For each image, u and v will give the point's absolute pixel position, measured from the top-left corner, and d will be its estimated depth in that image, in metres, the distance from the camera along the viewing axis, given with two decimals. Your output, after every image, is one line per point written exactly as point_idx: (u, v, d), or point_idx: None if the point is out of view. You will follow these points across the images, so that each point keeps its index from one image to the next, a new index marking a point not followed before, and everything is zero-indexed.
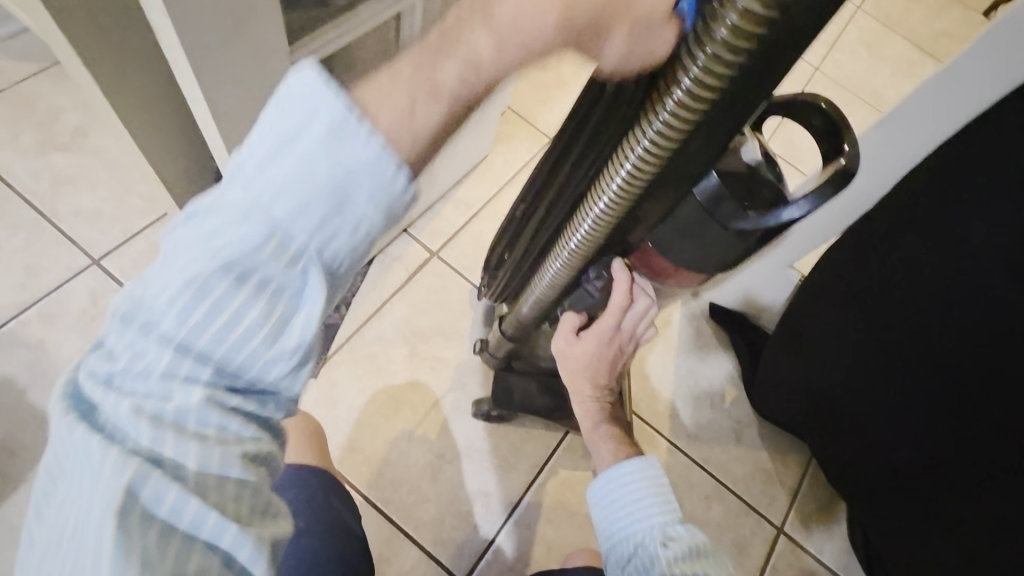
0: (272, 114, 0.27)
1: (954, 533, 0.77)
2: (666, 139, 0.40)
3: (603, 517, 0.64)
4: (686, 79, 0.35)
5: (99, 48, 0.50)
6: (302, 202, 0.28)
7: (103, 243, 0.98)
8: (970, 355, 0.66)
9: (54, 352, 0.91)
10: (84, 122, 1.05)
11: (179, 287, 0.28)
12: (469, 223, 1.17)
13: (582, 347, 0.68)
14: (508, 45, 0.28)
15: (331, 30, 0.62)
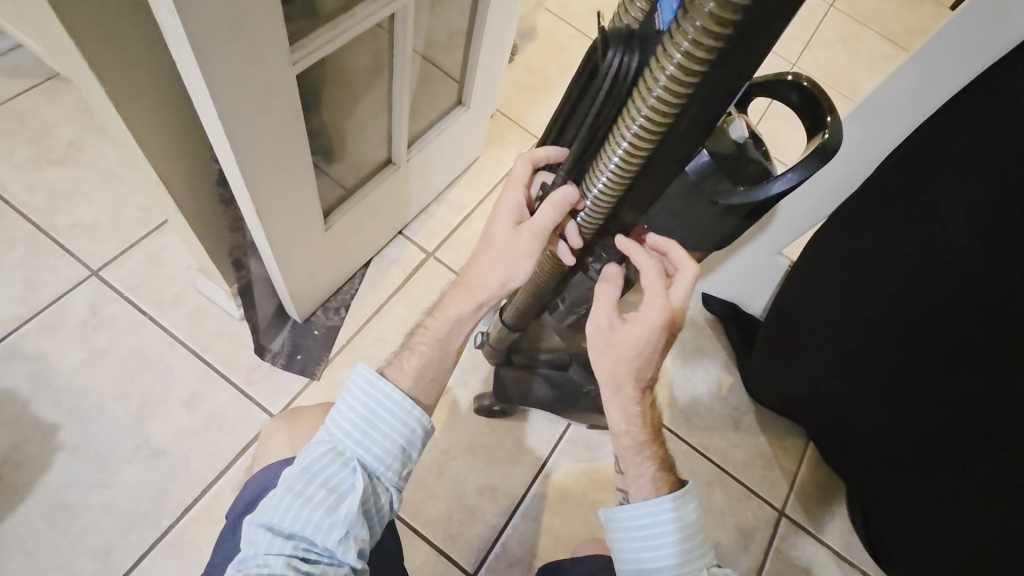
0: (343, 394, 0.55)
1: (955, 508, 0.78)
2: (660, 113, 0.45)
3: (629, 548, 0.58)
4: (679, 53, 0.40)
5: (103, 52, 0.51)
6: (355, 431, 0.54)
7: (101, 253, 0.98)
8: (945, 324, 0.70)
9: (56, 363, 0.91)
10: (78, 135, 1.06)
11: (285, 493, 0.51)
12: (463, 223, 1.18)
13: (630, 330, 0.55)
14: (445, 320, 0.59)
15: (330, 31, 0.62)
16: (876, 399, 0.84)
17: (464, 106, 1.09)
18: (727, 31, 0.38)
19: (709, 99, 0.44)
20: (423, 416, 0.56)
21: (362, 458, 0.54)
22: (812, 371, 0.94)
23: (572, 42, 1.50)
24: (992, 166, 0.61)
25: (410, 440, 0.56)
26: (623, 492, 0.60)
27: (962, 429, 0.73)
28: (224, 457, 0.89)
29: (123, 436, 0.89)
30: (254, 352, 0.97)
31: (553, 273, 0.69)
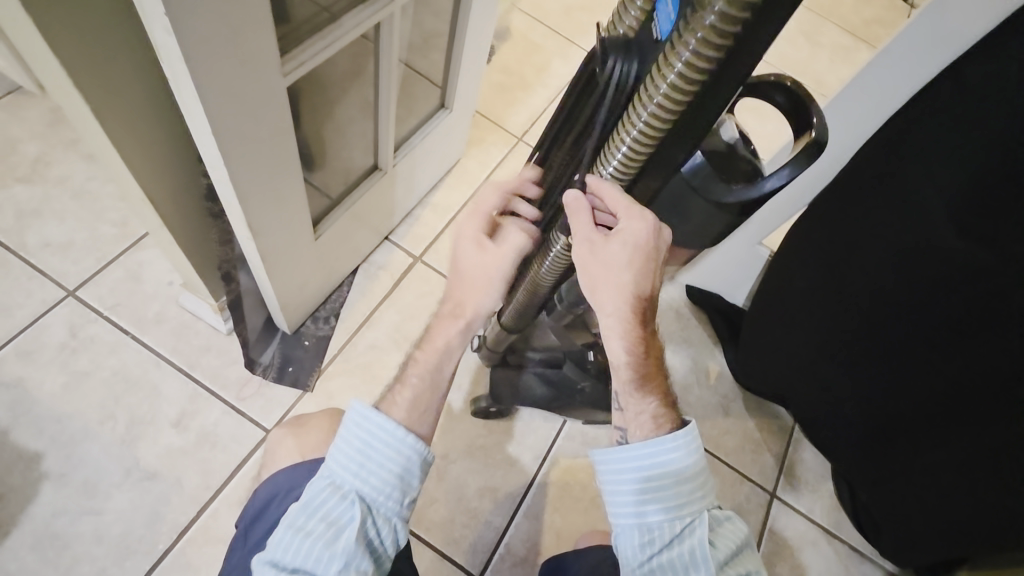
0: (340, 428, 0.55)
1: (940, 477, 0.82)
2: (659, 121, 0.46)
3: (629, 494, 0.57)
4: (681, 62, 0.41)
5: (93, 74, 0.51)
6: (353, 463, 0.54)
7: (77, 273, 0.95)
8: (923, 305, 0.73)
9: (36, 389, 0.87)
10: (45, 151, 1.02)
11: (283, 531, 0.51)
12: (448, 226, 1.18)
13: (623, 251, 0.53)
14: (434, 350, 0.60)
15: (319, 40, 0.63)
16: (856, 380, 0.87)
17: (446, 109, 1.09)
18: (729, 41, 0.39)
19: (708, 106, 0.45)
20: (418, 443, 0.56)
21: (360, 490, 0.54)
22: (795, 355, 0.97)
23: (546, 41, 1.51)
24: (959, 154, 0.64)
25: (408, 468, 0.55)
26: (621, 432, 0.60)
27: (942, 405, 0.77)
28: (219, 476, 0.87)
29: (112, 460, 0.86)
30: (244, 366, 0.95)
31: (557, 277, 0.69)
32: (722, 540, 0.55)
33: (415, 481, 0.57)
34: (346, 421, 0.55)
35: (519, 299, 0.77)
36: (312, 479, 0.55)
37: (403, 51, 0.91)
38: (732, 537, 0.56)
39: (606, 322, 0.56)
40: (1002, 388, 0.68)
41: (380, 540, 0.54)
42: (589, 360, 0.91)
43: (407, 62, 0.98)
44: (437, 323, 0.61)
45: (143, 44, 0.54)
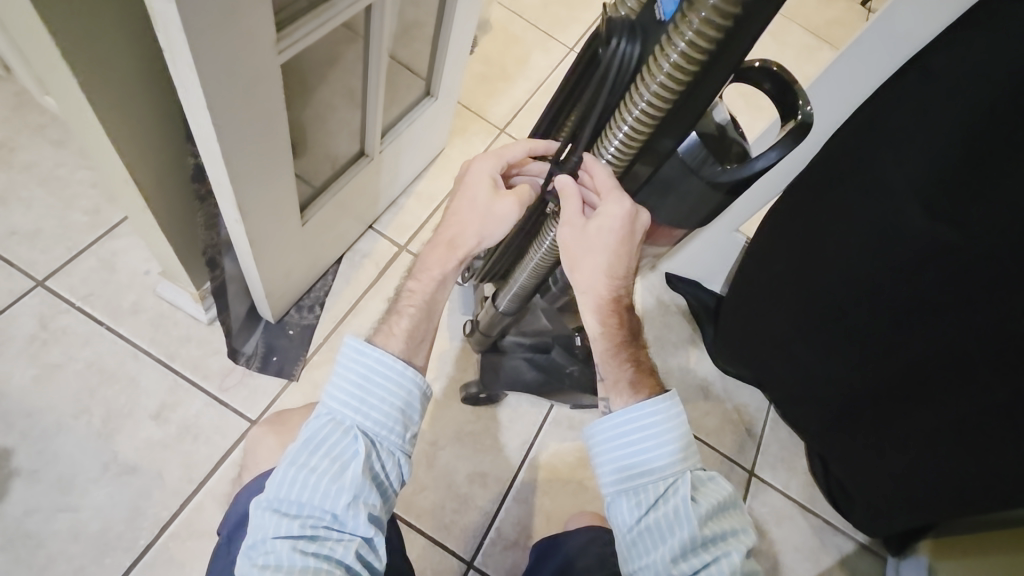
0: (336, 366, 0.57)
1: (906, 449, 0.86)
2: (660, 101, 0.48)
3: (618, 456, 0.58)
4: (683, 42, 0.44)
5: (83, 48, 0.50)
6: (353, 399, 0.56)
7: (46, 262, 0.92)
8: (888, 285, 0.77)
9: (4, 383, 0.83)
10: (11, 137, 0.99)
11: (286, 471, 0.52)
12: (432, 215, 1.19)
13: (599, 234, 0.56)
14: (426, 278, 0.62)
15: (311, 20, 0.62)
16: (828, 358, 0.91)
17: (432, 97, 1.09)
18: (729, 22, 0.42)
19: (707, 87, 0.48)
20: (416, 377, 0.58)
21: (361, 425, 0.56)
22: (769, 338, 1.01)
23: (525, 33, 1.61)
24: (918, 140, 0.68)
25: (408, 402, 0.58)
26: (605, 401, 0.61)
27: (908, 379, 0.81)
28: (203, 468, 0.85)
29: (89, 455, 0.83)
30: (226, 356, 0.93)
31: (553, 257, 0.70)
32: (705, 495, 0.55)
33: (414, 416, 0.59)
34: (342, 359, 0.57)
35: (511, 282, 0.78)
36: (312, 419, 0.56)
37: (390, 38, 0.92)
38: (716, 495, 0.56)
39: (582, 299, 0.58)
40: (958, 360, 0.73)
41: (385, 473, 0.56)
42: (577, 345, 0.91)
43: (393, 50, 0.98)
44: (433, 247, 0.63)
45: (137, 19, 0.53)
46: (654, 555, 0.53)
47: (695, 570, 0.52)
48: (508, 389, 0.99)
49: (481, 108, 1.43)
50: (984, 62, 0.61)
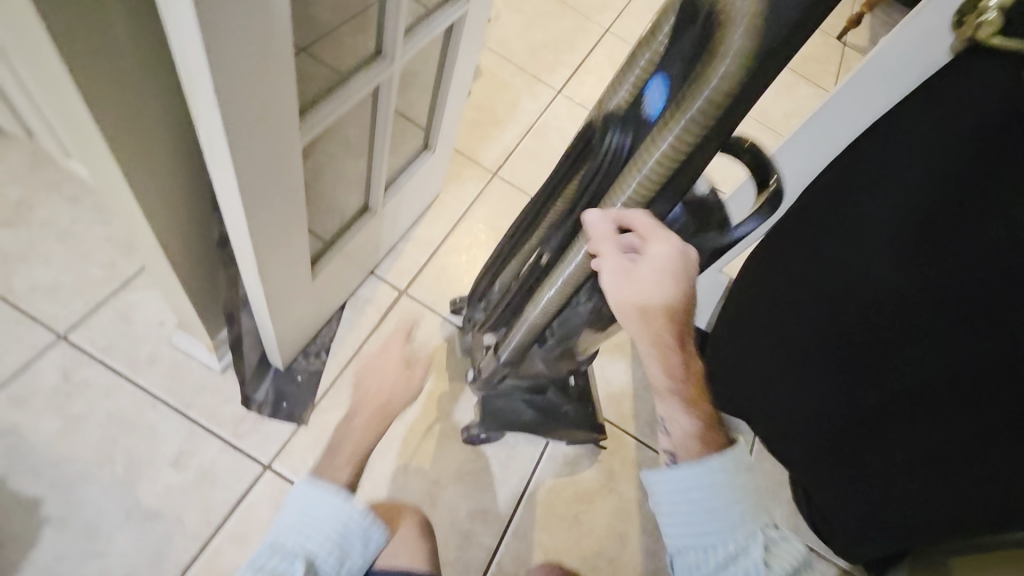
0: (283, 512, 0.56)
1: (900, 476, 0.84)
2: (654, 179, 0.55)
3: (682, 518, 0.55)
4: (678, 127, 0.51)
5: (119, 128, 0.56)
6: (300, 533, 0.54)
7: (67, 315, 0.97)
8: (888, 308, 0.77)
9: (32, 435, 0.88)
10: (29, 194, 1.04)
11: None
12: (430, 259, 1.27)
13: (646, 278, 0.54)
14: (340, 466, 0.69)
15: (330, 102, 0.71)
16: (823, 389, 0.90)
17: (430, 151, 1.17)
18: (718, 112, 0.49)
19: (695, 164, 0.54)
20: (364, 513, 0.56)
21: (306, 560, 0.53)
22: (762, 368, 1.01)
23: (514, 79, 1.72)
24: (928, 157, 0.69)
25: (354, 541, 0.55)
26: (669, 455, 0.58)
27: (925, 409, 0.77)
28: (220, 512, 0.90)
29: (112, 502, 0.87)
30: (239, 404, 0.98)
31: (546, 319, 0.77)
32: (783, 548, 0.54)
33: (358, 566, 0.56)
34: (292, 496, 0.56)
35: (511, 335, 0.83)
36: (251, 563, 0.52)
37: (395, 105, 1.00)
38: (791, 557, 0.53)
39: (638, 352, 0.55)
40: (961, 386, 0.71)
41: None
42: (570, 385, 1.05)
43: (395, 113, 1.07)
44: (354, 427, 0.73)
45: (165, 100, 0.60)
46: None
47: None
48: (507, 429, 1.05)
49: (475, 152, 1.51)
50: (985, 80, 0.63)
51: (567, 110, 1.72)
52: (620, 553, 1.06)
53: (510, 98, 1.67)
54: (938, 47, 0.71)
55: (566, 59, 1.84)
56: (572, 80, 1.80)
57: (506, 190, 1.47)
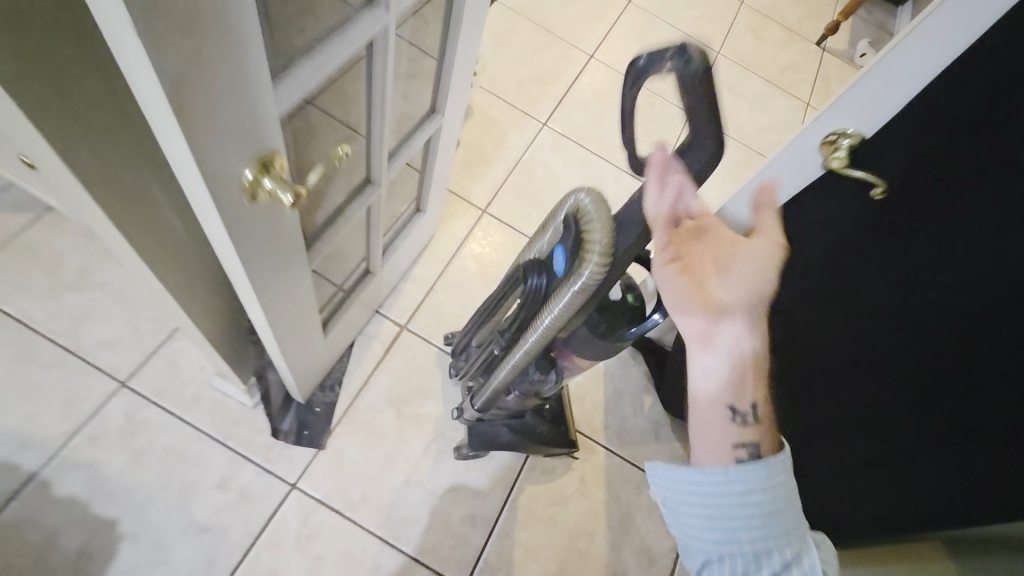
0: None
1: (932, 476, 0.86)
2: (568, 308, 0.75)
3: (696, 516, 0.58)
4: (581, 277, 0.71)
5: (174, 268, 0.76)
6: None
7: (126, 365, 1.19)
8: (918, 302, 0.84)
9: (105, 467, 1.10)
10: (88, 261, 1.26)
11: None
12: (427, 296, 1.46)
13: (777, 251, 0.61)
14: None
15: (330, 233, 0.88)
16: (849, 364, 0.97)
17: (421, 212, 1.35)
18: (604, 269, 0.69)
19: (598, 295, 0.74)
20: None
21: None
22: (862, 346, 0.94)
23: (502, 114, 1.88)
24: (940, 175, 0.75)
25: None
26: (744, 448, 0.57)
27: (925, 450, 0.86)
28: (257, 524, 1.12)
29: (173, 519, 1.09)
30: (269, 433, 1.19)
31: (507, 383, 0.96)
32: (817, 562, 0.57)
33: None
34: None
35: (485, 392, 1.02)
36: None
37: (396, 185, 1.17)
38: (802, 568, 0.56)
39: (743, 315, 0.58)
40: None
41: None
42: (546, 409, 1.23)
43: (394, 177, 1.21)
44: None
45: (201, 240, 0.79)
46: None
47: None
48: (488, 449, 1.24)
49: (466, 190, 1.68)
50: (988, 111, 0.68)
51: (551, 143, 1.87)
52: (588, 548, 1.27)
53: (498, 135, 1.83)
54: None
55: (551, 90, 1.99)
56: (555, 111, 1.95)
57: (494, 225, 1.64)
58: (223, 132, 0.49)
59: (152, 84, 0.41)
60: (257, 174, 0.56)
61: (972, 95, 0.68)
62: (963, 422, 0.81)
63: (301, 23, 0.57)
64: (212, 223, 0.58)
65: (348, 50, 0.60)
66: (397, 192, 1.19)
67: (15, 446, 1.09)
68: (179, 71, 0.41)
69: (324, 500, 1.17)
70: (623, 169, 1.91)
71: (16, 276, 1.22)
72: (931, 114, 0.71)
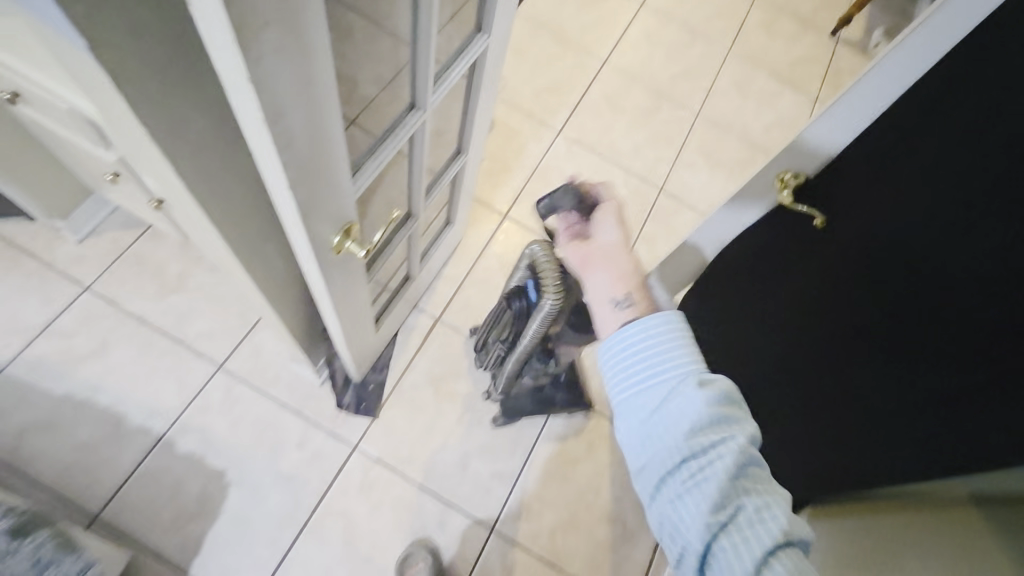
0: None
1: (919, 437, 0.86)
2: (556, 297, 1.14)
3: (625, 364, 0.71)
4: (551, 282, 1.14)
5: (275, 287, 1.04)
6: None
7: (221, 352, 1.50)
8: (917, 266, 0.85)
9: (213, 431, 1.42)
10: (185, 269, 1.56)
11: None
12: (457, 292, 1.72)
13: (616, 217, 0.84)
14: None
15: (382, 257, 1.15)
16: (839, 329, 0.98)
17: (450, 224, 1.61)
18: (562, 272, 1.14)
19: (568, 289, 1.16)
20: None
21: None
22: (854, 308, 0.95)
23: (521, 125, 2.10)
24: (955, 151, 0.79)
25: None
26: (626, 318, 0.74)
27: (914, 411, 0.87)
28: (329, 475, 1.43)
29: (265, 471, 1.41)
30: (334, 406, 1.50)
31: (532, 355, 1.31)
32: (714, 386, 0.66)
33: None
34: None
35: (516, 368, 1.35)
36: None
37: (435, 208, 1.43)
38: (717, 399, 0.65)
39: (602, 263, 0.80)
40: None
41: None
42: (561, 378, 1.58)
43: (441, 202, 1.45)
44: None
45: None
46: (662, 456, 0.64)
47: (702, 448, 0.62)
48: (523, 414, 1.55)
49: (490, 197, 1.93)
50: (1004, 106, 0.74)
51: (565, 150, 2.09)
52: (596, 500, 1.53)
53: (518, 145, 2.06)
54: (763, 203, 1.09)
55: (566, 98, 2.19)
56: (570, 119, 2.15)
57: (514, 229, 1.88)
58: (322, 219, 0.70)
59: (292, 208, 0.62)
60: (342, 238, 0.79)
61: (933, 109, 0.80)
62: (932, 391, 0.84)
63: (371, 123, 0.82)
64: (316, 280, 0.85)
65: (395, 146, 0.86)
66: (433, 215, 1.46)
67: (146, 414, 1.41)
68: (304, 198, 0.62)
69: (379, 459, 1.47)
70: (632, 172, 2.10)
71: (132, 281, 1.53)
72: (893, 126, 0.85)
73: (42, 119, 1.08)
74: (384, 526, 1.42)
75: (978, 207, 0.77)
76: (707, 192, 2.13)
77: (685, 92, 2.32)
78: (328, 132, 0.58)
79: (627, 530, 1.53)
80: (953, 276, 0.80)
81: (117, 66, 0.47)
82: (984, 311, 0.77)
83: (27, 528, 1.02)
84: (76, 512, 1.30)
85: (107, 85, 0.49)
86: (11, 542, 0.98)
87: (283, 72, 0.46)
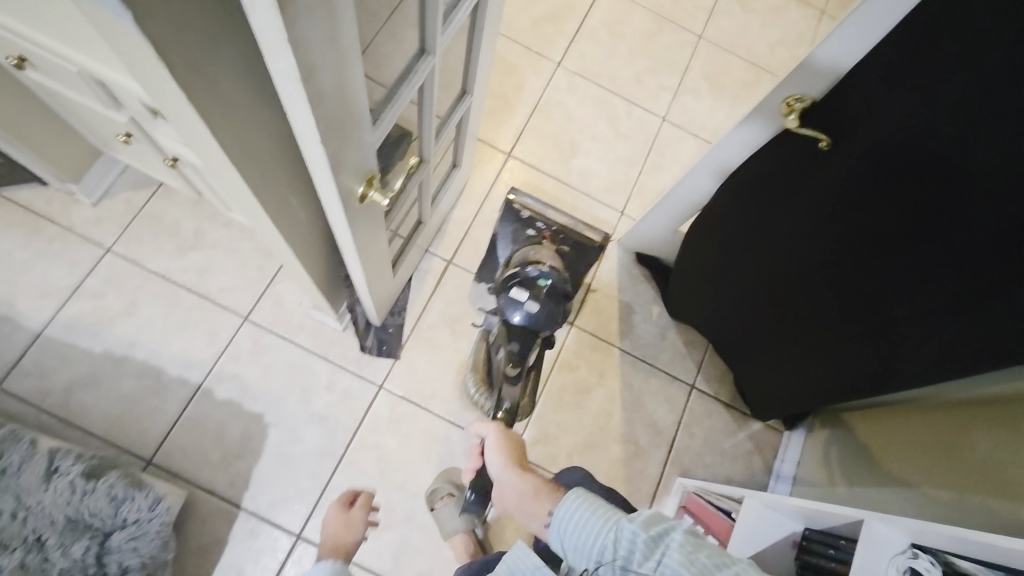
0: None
1: (930, 336, 0.95)
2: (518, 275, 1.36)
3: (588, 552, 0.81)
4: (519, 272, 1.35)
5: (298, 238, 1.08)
6: None
7: (245, 304, 1.56)
8: (914, 182, 0.88)
9: (247, 378, 1.51)
10: (200, 225, 1.60)
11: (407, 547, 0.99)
12: (466, 234, 1.76)
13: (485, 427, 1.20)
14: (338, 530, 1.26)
15: (396, 204, 1.18)
16: (846, 246, 1.04)
17: (456, 168, 1.62)
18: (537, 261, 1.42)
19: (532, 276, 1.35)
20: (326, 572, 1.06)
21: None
22: (859, 227, 1.00)
23: (520, 59, 2.05)
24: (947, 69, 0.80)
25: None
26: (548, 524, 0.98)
27: (926, 316, 0.94)
28: (360, 413, 1.53)
29: (301, 411, 1.51)
30: (358, 349, 1.57)
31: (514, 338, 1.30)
32: (639, 516, 0.79)
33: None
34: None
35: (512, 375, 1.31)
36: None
37: (442, 153, 1.44)
38: (653, 520, 0.78)
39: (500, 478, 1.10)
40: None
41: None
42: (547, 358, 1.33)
43: (447, 147, 1.47)
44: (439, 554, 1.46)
45: None
46: None
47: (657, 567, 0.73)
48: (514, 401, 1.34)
49: (492, 137, 1.92)
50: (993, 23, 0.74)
51: (566, 82, 2.05)
52: (608, 423, 1.67)
53: (518, 80, 2.02)
54: (772, 123, 1.12)
55: (564, 28, 2.12)
56: (570, 50, 2.10)
57: (518, 168, 1.89)
58: (348, 172, 0.74)
59: (323, 163, 0.66)
60: (365, 188, 0.83)
61: (926, 31, 0.81)
62: (939, 298, 0.91)
63: (383, 72, 0.83)
64: (342, 231, 0.89)
65: (408, 94, 0.87)
66: (441, 160, 1.47)
67: (182, 366, 1.50)
68: (334, 152, 0.67)
69: (405, 396, 1.56)
70: (635, 102, 2.07)
71: (150, 239, 1.57)
72: (899, 48, 0.85)
73: (51, 83, 1.08)
74: (415, 455, 1.53)
75: (970, 127, 0.79)
76: (711, 119, 2.10)
77: (687, 13, 2.23)
78: (348, 84, 0.61)
79: (639, 448, 1.67)
80: (949, 192, 0.84)
81: (182, 51, 0.51)
82: (979, 223, 0.82)
83: (99, 471, 1.22)
84: (131, 459, 1.41)
85: (157, 66, 0.50)
86: (87, 484, 1.19)
87: (313, 27, 0.49)
